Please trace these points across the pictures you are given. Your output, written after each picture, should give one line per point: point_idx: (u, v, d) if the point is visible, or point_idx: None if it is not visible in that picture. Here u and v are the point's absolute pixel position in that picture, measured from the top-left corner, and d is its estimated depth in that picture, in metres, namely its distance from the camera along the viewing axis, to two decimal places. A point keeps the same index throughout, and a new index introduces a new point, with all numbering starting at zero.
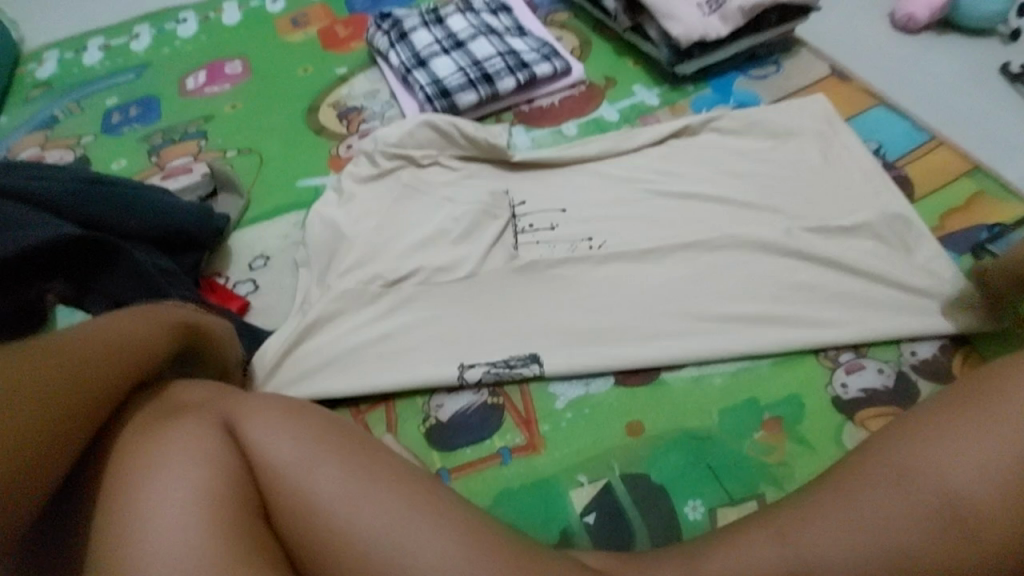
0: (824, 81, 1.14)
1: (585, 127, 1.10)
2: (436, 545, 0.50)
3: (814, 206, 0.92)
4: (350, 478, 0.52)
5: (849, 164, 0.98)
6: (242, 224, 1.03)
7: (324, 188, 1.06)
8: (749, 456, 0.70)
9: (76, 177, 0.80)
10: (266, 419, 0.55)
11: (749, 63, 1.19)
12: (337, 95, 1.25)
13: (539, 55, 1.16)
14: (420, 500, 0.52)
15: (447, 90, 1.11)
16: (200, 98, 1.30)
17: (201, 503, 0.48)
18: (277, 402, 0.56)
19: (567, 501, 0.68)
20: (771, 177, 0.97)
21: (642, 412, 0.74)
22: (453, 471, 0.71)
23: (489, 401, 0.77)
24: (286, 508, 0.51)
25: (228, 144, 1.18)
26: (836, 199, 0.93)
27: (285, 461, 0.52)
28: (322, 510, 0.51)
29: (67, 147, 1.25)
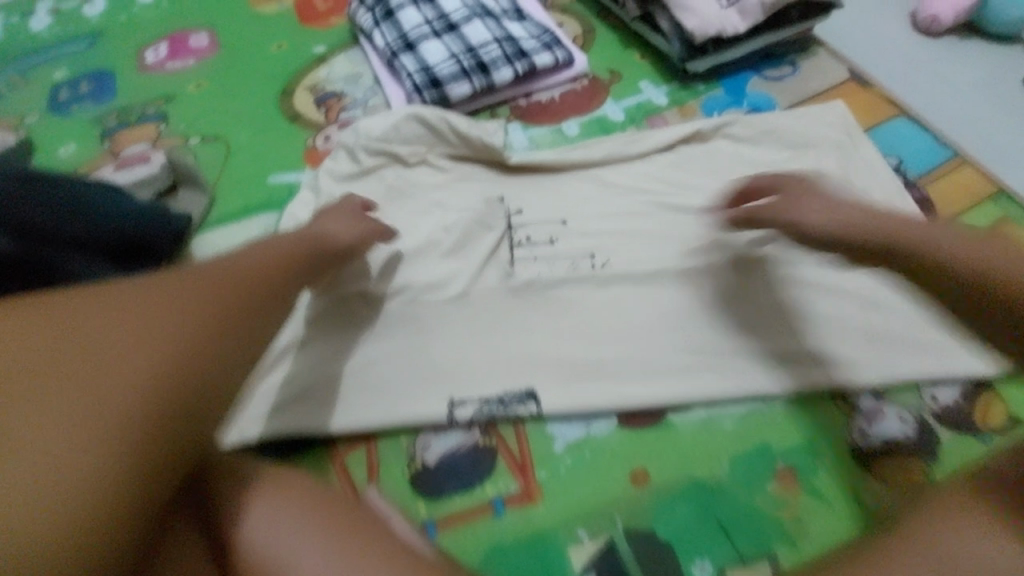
0: (843, 86, 1.07)
1: (588, 127, 1.01)
2: None
3: None
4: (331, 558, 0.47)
5: (869, 181, 0.91)
6: (205, 225, 0.92)
7: (300, 185, 0.96)
8: (761, 512, 0.65)
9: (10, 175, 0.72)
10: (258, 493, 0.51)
11: (764, 62, 1.10)
12: (314, 77, 1.13)
13: (539, 43, 1.06)
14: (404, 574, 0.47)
15: (437, 80, 1.01)
16: (160, 74, 1.16)
17: None
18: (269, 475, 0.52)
19: (564, 560, 0.62)
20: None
21: (646, 458, 0.68)
22: (441, 524, 0.65)
23: (480, 442, 0.70)
24: None
25: (191, 130, 1.06)
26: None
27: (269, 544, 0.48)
28: None
29: (7, 125, 1.11)
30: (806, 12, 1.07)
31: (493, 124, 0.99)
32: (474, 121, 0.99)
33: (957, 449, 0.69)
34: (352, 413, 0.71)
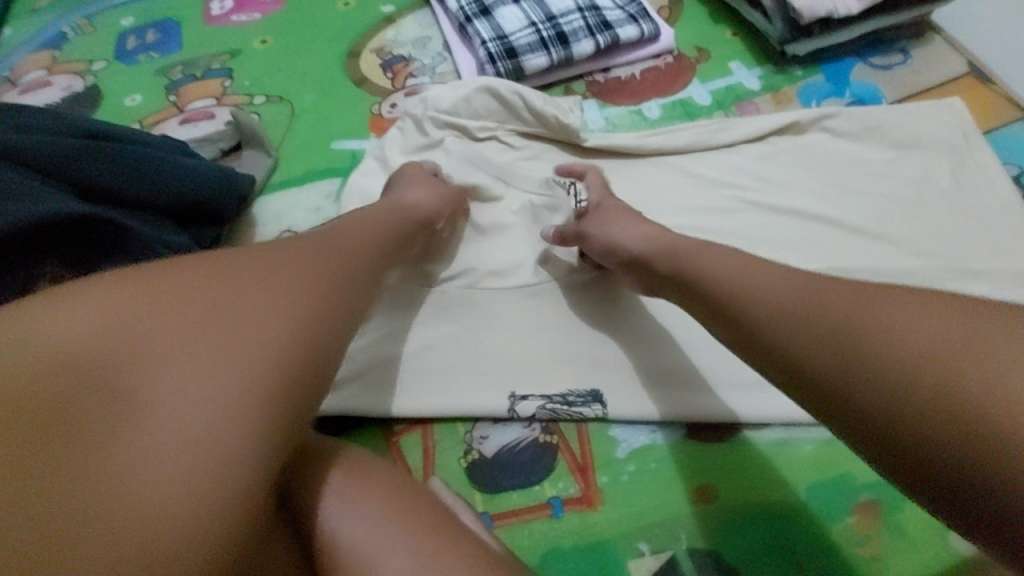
0: (960, 80, 0.96)
1: (670, 110, 0.94)
2: None
3: (939, 242, 0.78)
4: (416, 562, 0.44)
5: (985, 190, 0.82)
6: (267, 187, 0.90)
7: (364, 153, 0.92)
8: (838, 545, 0.60)
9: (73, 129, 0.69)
10: (341, 490, 0.48)
11: (871, 48, 1.00)
12: (382, 38, 1.08)
13: (624, 15, 0.99)
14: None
15: (513, 50, 0.95)
16: (226, 27, 1.14)
17: None
18: (351, 471, 0.49)
19: (624, 572, 0.60)
20: (889, 199, 0.82)
21: (716, 475, 0.64)
22: (497, 518, 0.63)
23: (541, 439, 0.67)
24: None
25: (256, 87, 1.04)
26: (966, 236, 0.78)
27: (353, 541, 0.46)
28: None
29: (76, 72, 1.11)
30: None
31: (569, 101, 0.93)
32: (548, 96, 0.93)
33: None
34: (410, 396, 0.69)
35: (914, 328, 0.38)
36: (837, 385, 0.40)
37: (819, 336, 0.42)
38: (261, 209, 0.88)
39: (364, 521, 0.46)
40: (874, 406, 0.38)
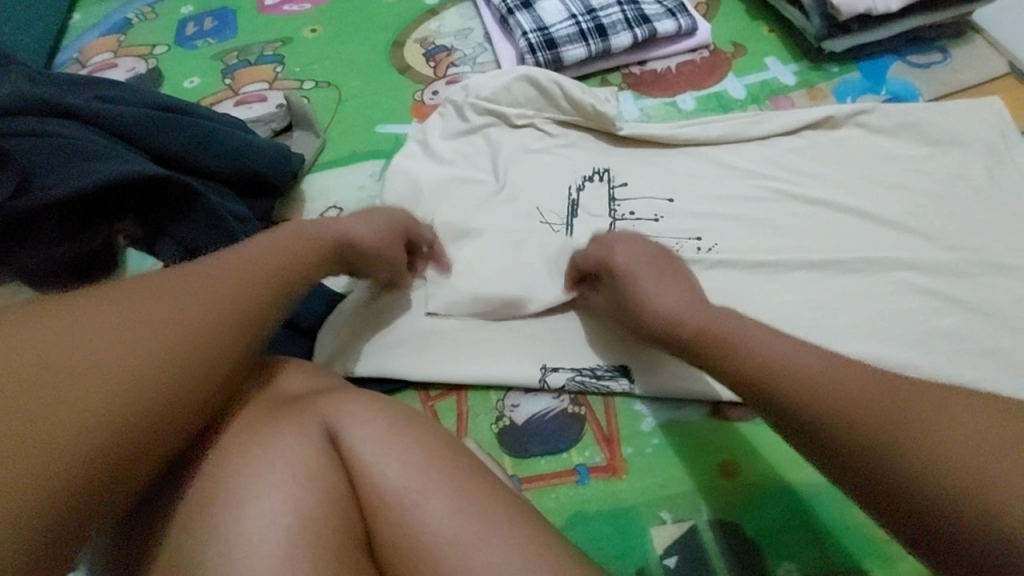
0: (1001, 81, 0.95)
1: (705, 102, 0.96)
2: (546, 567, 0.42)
3: (973, 237, 0.78)
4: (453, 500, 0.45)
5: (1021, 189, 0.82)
6: (315, 167, 0.95)
7: (406, 137, 0.97)
8: (858, 524, 0.62)
9: (145, 103, 0.76)
10: (379, 429, 0.49)
11: (910, 47, 1.00)
12: (425, 29, 1.12)
13: (662, 9, 1.01)
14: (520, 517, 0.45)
15: (553, 41, 0.98)
16: (279, 16, 1.20)
17: (301, 521, 0.43)
18: (387, 412, 0.50)
19: (646, 536, 0.62)
20: (923, 193, 0.82)
21: (739, 451, 0.67)
22: (525, 481, 0.66)
23: (569, 410, 0.70)
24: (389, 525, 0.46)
25: (305, 72, 1.09)
26: (1001, 232, 0.78)
27: (392, 480, 0.46)
28: (424, 539, 0.44)
29: (139, 56, 1.18)
30: None
31: (605, 91, 0.96)
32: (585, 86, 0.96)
33: None
34: (445, 364, 0.73)
35: (785, 353, 0.49)
36: (781, 404, 0.47)
37: (746, 368, 0.50)
38: (310, 187, 0.93)
39: (407, 464, 0.47)
40: (805, 418, 0.45)
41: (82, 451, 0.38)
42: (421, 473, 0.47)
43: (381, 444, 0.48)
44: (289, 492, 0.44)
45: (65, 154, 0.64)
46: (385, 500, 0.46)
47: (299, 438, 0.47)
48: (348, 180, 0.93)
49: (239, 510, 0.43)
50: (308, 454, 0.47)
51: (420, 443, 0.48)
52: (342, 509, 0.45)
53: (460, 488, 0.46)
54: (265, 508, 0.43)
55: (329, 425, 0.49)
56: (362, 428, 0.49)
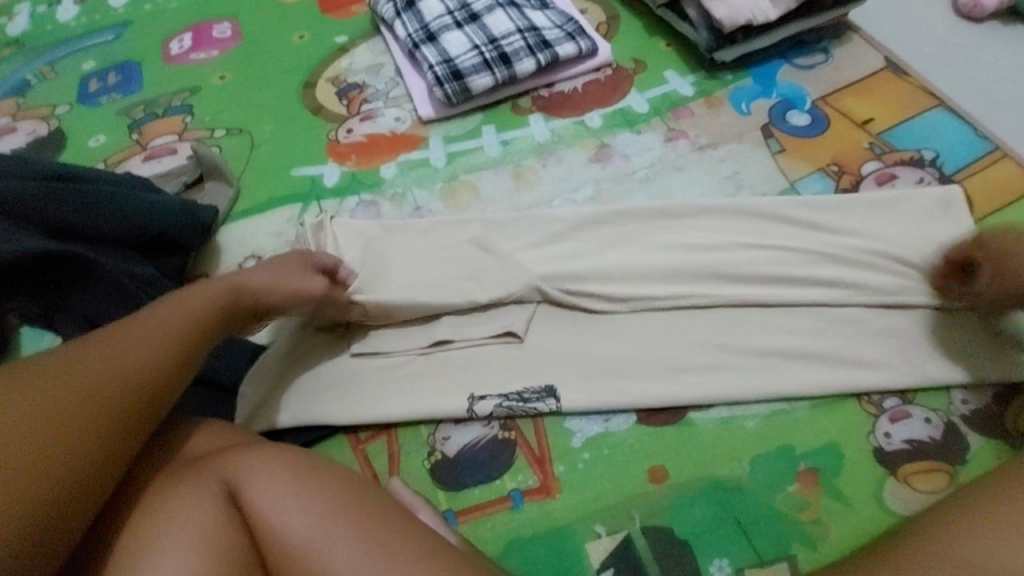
0: (880, 75, 1.02)
1: (611, 119, 1.00)
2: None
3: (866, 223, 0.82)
4: (362, 545, 0.47)
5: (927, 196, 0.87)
6: (231, 218, 0.94)
7: (321, 180, 0.97)
8: (780, 512, 0.64)
9: (38, 172, 0.74)
10: (280, 482, 0.49)
11: (794, 50, 1.07)
12: (336, 68, 1.13)
13: (562, 33, 1.05)
14: (442, 546, 0.48)
15: (459, 72, 1.00)
16: (185, 65, 1.18)
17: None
18: (284, 461, 0.51)
19: (582, 554, 0.63)
20: None
21: (665, 455, 0.69)
22: (460, 514, 0.67)
23: (500, 435, 0.71)
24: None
25: (216, 122, 1.07)
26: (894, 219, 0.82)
27: (294, 532, 0.47)
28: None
29: (40, 117, 1.15)
30: None
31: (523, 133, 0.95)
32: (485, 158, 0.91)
33: (986, 453, 0.67)
34: (373, 405, 0.72)
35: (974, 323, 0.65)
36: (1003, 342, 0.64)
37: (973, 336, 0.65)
38: (226, 239, 0.92)
39: (308, 514, 0.48)
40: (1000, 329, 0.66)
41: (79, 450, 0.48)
42: (316, 525, 0.48)
43: (280, 498, 0.49)
44: (186, 559, 0.45)
45: None
46: (290, 555, 0.47)
47: (196, 501, 0.48)
48: (266, 228, 0.92)
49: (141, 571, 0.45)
50: (208, 514, 0.48)
51: (323, 493, 0.49)
52: (240, 561, 0.47)
53: (363, 533, 0.47)
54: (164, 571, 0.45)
55: (224, 484, 0.50)
56: (260, 481, 0.49)
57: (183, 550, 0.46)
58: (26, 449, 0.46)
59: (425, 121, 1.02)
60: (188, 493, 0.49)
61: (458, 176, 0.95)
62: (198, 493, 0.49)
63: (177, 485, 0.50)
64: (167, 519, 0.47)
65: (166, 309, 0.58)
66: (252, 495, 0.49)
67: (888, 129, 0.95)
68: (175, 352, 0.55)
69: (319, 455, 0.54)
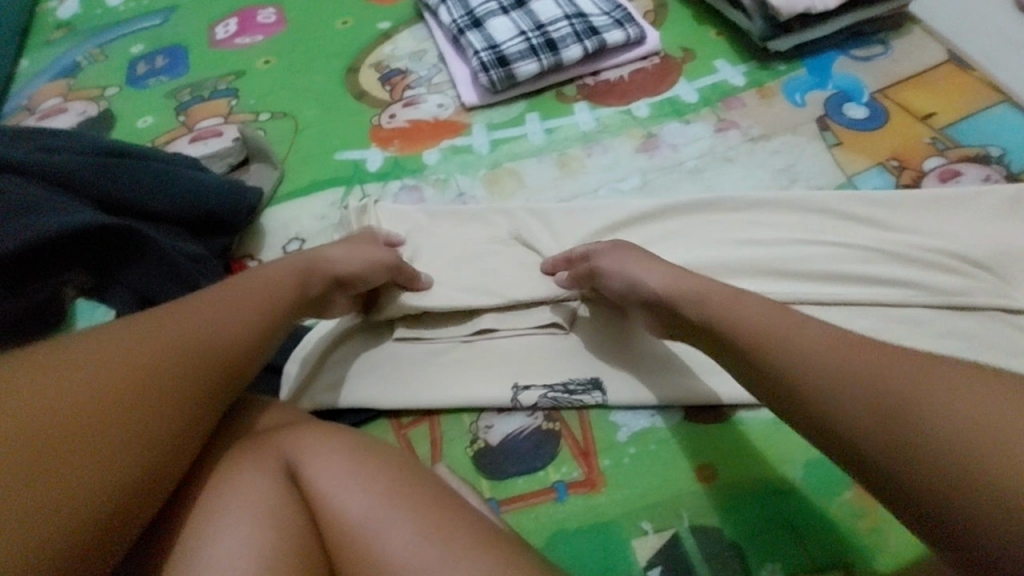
0: (943, 67, 0.98)
1: (659, 108, 0.97)
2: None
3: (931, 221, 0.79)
4: (419, 530, 0.46)
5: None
6: (275, 200, 0.94)
7: (364, 164, 0.97)
8: (837, 517, 0.62)
9: (93, 147, 0.75)
10: (340, 462, 0.49)
11: (852, 41, 1.03)
12: (379, 53, 1.12)
13: (611, 20, 1.03)
14: (498, 538, 0.46)
15: (505, 58, 0.99)
16: (230, 49, 1.19)
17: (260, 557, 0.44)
18: (344, 442, 0.51)
19: (628, 550, 0.62)
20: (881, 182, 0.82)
21: (714, 454, 0.66)
22: (503, 503, 0.66)
23: (543, 426, 0.70)
24: (351, 558, 0.46)
25: (260, 106, 1.08)
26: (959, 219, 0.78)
27: (352, 514, 0.47)
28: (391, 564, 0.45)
29: (90, 99, 1.17)
30: None
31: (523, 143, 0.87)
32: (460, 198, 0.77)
33: None
34: (416, 391, 0.72)
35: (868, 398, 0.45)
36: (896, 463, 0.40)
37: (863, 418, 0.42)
38: (270, 221, 0.92)
39: (366, 494, 0.47)
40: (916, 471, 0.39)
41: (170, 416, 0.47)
42: (373, 507, 0.47)
43: (339, 478, 0.48)
44: (248, 532, 0.45)
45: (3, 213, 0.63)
46: (348, 536, 0.46)
47: (257, 481, 0.48)
48: (309, 211, 0.92)
49: (205, 551, 0.45)
50: (268, 494, 0.47)
51: (381, 472, 0.49)
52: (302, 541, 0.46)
53: (422, 514, 0.47)
54: (227, 552, 0.44)
55: (287, 461, 0.50)
56: (321, 460, 0.49)
57: (246, 523, 0.46)
58: (117, 413, 0.45)
59: (469, 108, 1.01)
60: (249, 474, 0.49)
61: (501, 163, 0.94)
62: (257, 475, 0.49)
63: (242, 460, 0.50)
64: (230, 498, 0.47)
65: (243, 285, 0.57)
66: (313, 473, 0.49)
67: (952, 124, 0.91)
68: (257, 322, 0.55)
69: (376, 439, 0.54)
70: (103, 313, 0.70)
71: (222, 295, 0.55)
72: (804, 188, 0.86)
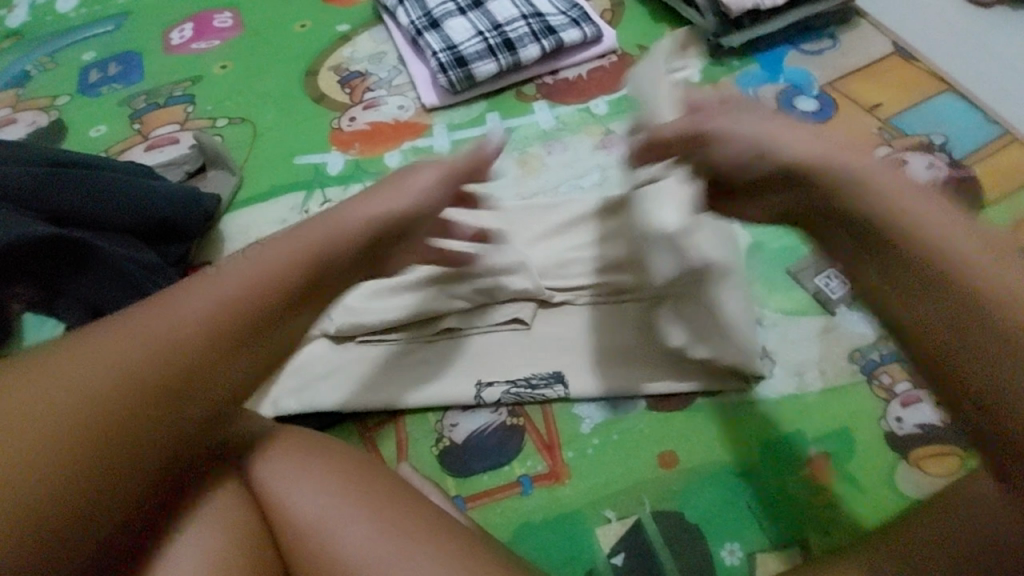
0: (887, 60, 1.01)
1: (617, 105, 0.99)
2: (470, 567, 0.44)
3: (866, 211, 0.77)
4: (372, 528, 0.46)
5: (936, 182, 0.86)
6: (235, 206, 0.93)
7: (326, 168, 0.96)
8: (792, 497, 0.64)
9: (39, 158, 0.73)
10: (294, 462, 0.50)
11: (802, 35, 1.06)
12: (338, 57, 1.11)
13: (567, 19, 1.04)
14: (457, 536, 0.47)
15: (463, 59, 1.00)
16: (186, 55, 1.17)
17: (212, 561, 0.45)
18: (299, 442, 0.51)
19: (593, 540, 0.63)
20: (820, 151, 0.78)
21: (675, 440, 0.68)
22: (469, 499, 0.66)
23: (508, 422, 0.71)
24: (305, 557, 0.46)
25: (219, 111, 1.07)
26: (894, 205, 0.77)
27: (304, 514, 0.47)
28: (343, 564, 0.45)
29: (41, 108, 1.14)
30: None
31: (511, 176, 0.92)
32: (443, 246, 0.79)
33: None
34: (381, 393, 0.72)
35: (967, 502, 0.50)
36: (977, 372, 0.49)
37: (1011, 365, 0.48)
38: (230, 227, 0.91)
39: (320, 493, 0.48)
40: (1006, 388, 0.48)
41: (137, 432, 0.42)
42: (325, 506, 0.47)
43: (291, 478, 0.49)
44: (202, 536, 0.46)
45: None
46: (301, 538, 0.47)
47: (215, 493, 0.48)
48: (270, 216, 0.92)
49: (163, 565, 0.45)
50: (225, 505, 0.48)
51: (336, 472, 0.49)
52: (260, 550, 0.47)
53: (375, 510, 0.47)
54: (184, 564, 0.45)
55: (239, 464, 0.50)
56: (273, 461, 0.50)
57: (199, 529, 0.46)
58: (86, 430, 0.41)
59: (430, 109, 1.01)
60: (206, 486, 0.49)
61: None
62: (216, 485, 0.49)
63: None
64: (198, 514, 0.47)
65: (225, 277, 0.49)
66: (265, 474, 0.49)
67: (896, 115, 0.94)
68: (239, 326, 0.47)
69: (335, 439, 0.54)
70: (52, 327, 0.67)
71: (192, 295, 0.47)
72: None
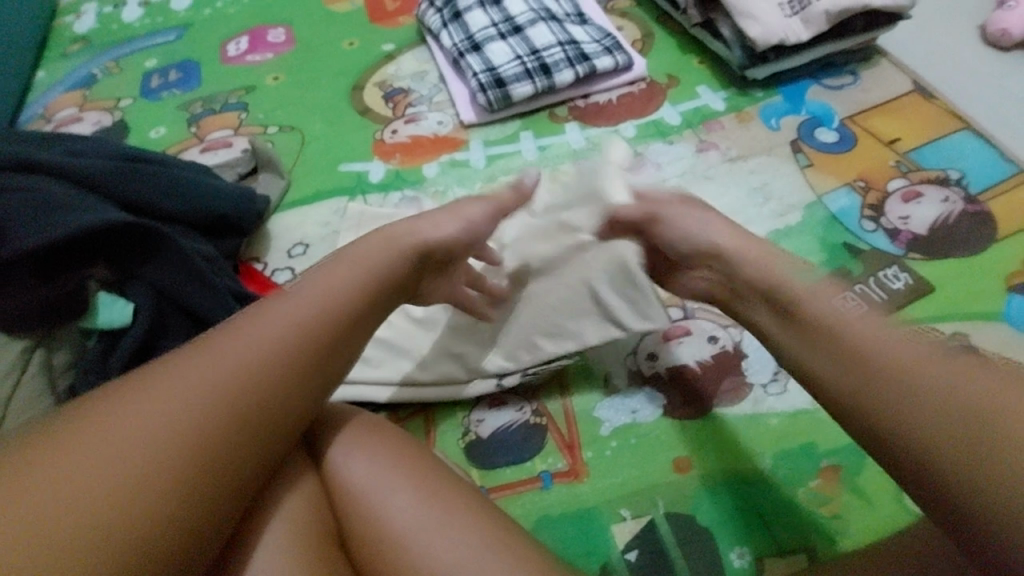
0: (906, 98, 1.06)
1: (645, 129, 1.04)
2: (496, 529, 0.51)
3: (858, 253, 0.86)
4: (424, 502, 0.52)
5: (952, 216, 0.89)
6: (283, 207, 1.00)
7: (368, 176, 1.03)
8: (802, 506, 0.67)
9: (116, 155, 0.80)
10: (349, 438, 0.57)
11: (825, 71, 1.10)
12: (382, 74, 1.19)
13: (601, 47, 1.10)
14: (488, 515, 0.52)
15: (501, 80, 1.06)
16: (241, 66, 1.26)
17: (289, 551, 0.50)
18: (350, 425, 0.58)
19: (607, 535, 0.66)
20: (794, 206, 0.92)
21: (690, 447, 0.71)
22: (493, 490, 0.70)
23: (531, 420, 0.75)
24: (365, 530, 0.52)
25: (270, 119, 1.14)
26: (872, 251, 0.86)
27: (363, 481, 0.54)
28: (399, 537, 0.51)
29: (104, 109, 1.23)
30: (871, 22, 1.07)
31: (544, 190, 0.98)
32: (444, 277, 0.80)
33: None
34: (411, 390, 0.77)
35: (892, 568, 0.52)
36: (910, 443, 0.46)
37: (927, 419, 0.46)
38: (277, 227, 0.97)
39: (374, 461, 0.55)
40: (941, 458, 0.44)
41: None
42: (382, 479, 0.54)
43: (348, 452, 0.56)
44: (281, 525, 0.52)
45: (34, 208, 0.65)
46: (362, 503, 0.53)
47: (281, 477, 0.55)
48: (314, 218, 0.98)
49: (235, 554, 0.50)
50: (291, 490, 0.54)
51: (383, 444, 0.57)
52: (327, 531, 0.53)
53: (419, 480, 0.54)
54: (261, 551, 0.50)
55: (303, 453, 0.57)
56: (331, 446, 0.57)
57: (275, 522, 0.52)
58: None
59: (467, 125, 1.08)
60: (294, 481, 0.55)
61: (496, 177, 1.00)
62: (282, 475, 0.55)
63: None
64: None
65: None
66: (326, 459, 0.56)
67: (914, 150, 0.98)
68: None
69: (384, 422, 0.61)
70: (122, 306, 0.67)
71: None
72: (777, 205, 0.92)
